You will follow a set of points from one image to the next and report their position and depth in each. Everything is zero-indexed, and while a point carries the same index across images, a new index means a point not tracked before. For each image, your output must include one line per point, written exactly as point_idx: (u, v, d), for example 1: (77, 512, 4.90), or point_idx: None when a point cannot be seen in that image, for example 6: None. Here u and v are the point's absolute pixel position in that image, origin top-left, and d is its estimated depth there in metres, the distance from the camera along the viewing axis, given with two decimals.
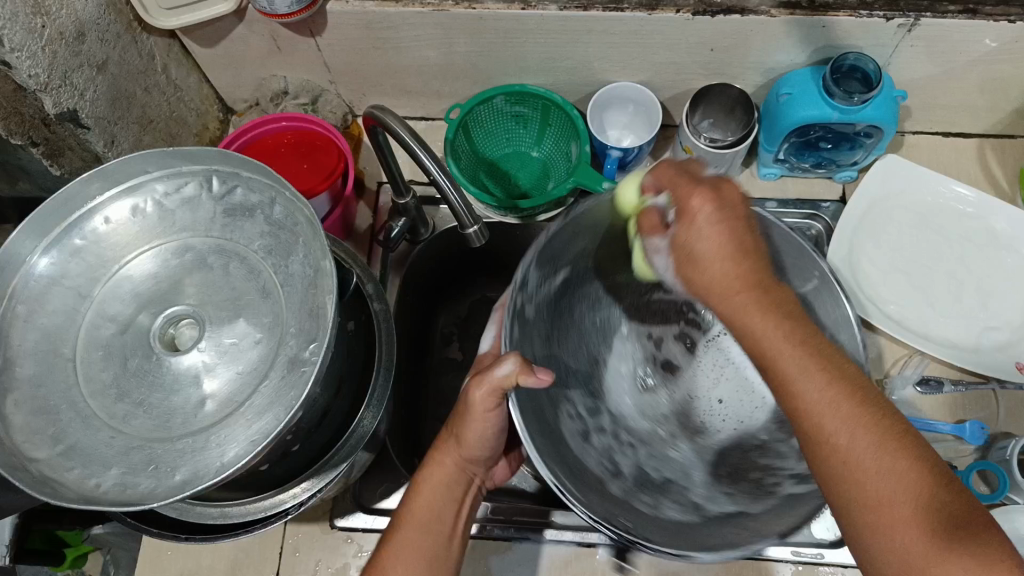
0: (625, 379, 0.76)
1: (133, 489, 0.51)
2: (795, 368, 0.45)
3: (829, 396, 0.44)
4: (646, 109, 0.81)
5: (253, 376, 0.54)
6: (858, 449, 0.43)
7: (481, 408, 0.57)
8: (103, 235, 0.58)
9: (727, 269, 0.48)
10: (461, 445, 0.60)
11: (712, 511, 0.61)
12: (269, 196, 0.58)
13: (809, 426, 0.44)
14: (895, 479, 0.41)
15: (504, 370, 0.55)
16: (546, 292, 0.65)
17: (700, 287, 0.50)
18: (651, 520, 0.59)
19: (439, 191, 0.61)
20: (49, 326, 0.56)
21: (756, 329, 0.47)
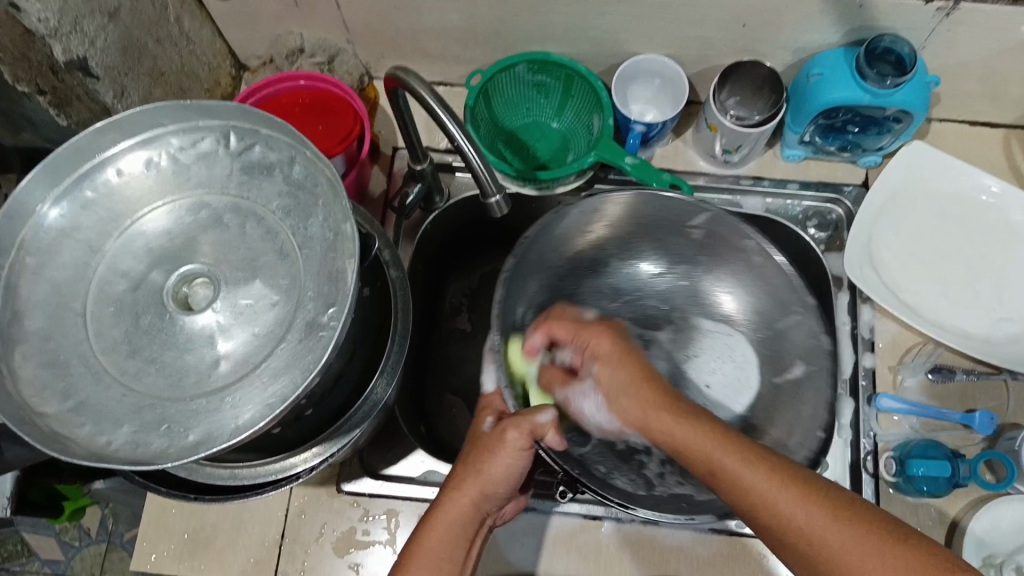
0: None
1: (145, 449, 0.50)
2: (727, 456, 0.49)
3: (761, 475, 0.48)
4: (671, 84, 0.79)
5: (269, 339, 0.53)
6: (814, 526, 0.45)
7: (516, 447, 0.60)
8: (115, 188, 0.57)
9: (643, 394, 0.56)
10: (482, 477, 0.60)
11: (660, 489, 0.69)
12: (289, 155, 0.57)
13: (767, 515, 0.47)
14: (856, 542, 0.43)
15: (543, 416, 0.61)
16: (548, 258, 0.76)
17: (620, 412, 0.58)
18: (602, 481, 0.68)
19: (465, 163, 0.60)
20: (59, 279, 0.55)
21: (679, 439, 0.53)
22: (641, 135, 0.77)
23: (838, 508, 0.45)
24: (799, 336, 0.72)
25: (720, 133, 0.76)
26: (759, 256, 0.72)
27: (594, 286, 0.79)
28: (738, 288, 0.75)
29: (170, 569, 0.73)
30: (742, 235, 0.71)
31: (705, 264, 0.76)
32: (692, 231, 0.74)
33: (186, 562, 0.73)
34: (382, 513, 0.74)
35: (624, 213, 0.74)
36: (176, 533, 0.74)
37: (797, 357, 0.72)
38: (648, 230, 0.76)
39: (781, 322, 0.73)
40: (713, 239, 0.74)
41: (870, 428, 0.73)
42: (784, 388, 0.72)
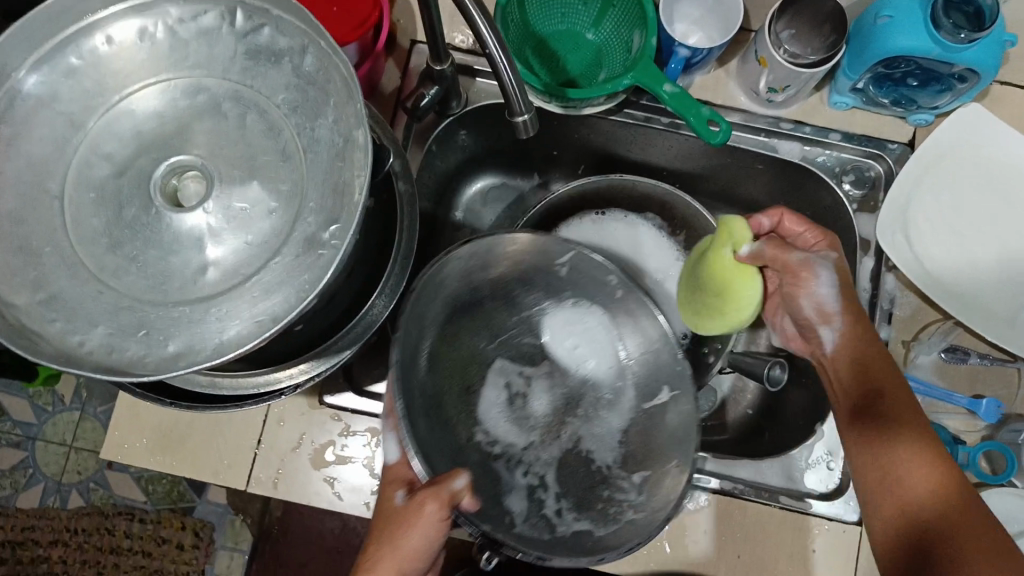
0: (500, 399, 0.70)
1: (120, 355, 0.46)
2: (883, 378, 0.61)
3: (905, 417, 0.59)
4: (723, 6, 0.71)
5: (263, 249, 0.49)
6: (904, 457, 0.57)
7: (433, 520, 0.54)
8: (103, 57, 0.50)
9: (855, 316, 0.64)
10: (397, 554, 0.54)
11: (561, 529, 0.63)
12: (301, 43, 0.50)
13: (879, 436, 0.59)
14: (924, 483, 0.56)
15: (458, 484, 0.56)
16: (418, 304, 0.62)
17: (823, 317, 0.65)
18: (501, 522, 0.61)
19: (497, 79, 0.54)
20: (34, 156, 0.50)
21: (849, 348, 0.64)
22: (684, 59, 0.70)
23: (936, 463, 0.56)
24: (664, 357, 0.64)
25: (768, 68, 0.69)
26: (619, 286, 0.64)
27: (478, 329, 0.70)
28: (598, 313, 0.69)
29: (143, 461, 0.71)
30: (600, 270, 0.64)
31: (575, 292, 0.68)
32: (562, 264, 0.65)
33: (159, 457, 0.71)
34: (364, 430, 0.71)
35: (493, 254, 0.64)
36: (149, 426, 0.71)
37: (661, 382, 0.65)
38: (519, 270, 0.67)
39: (641, 347, 0.67)
40: (574, 277, 0.66)
41: None
42: (655, 414, 0.66)
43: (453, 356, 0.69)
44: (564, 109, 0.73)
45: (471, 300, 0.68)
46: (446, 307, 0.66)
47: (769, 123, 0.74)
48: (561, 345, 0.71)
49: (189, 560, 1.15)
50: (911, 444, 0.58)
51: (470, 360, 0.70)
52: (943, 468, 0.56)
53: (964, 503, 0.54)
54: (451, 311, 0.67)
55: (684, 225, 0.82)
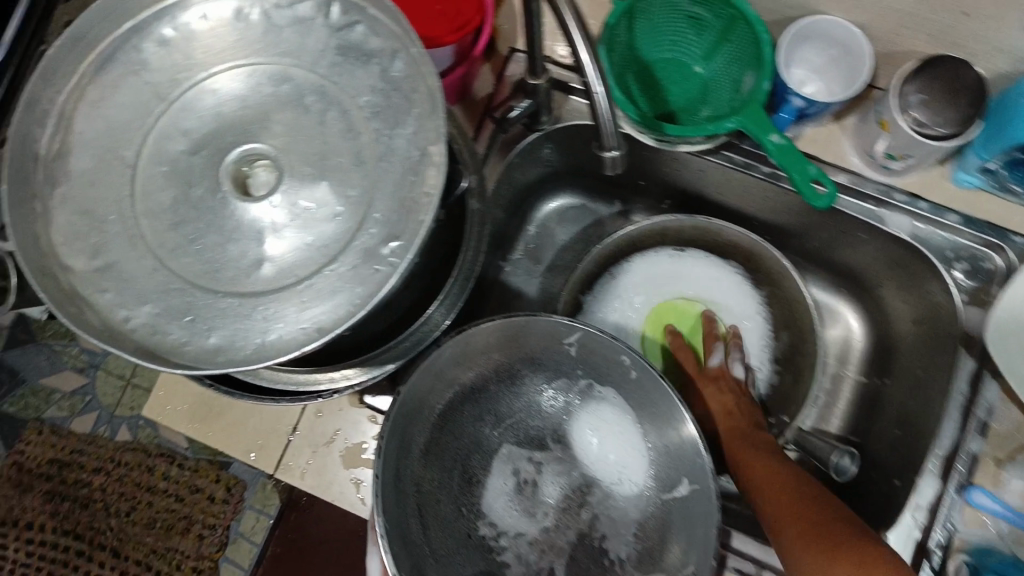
0: (505, 485, 0.67)
1: (162, 337, 0.46)
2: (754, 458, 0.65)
3: (777, 491, 0.59)
4: (850, 60, 0.66)
5: (321, 253, 0.47)
6: (802, 524, 0.56)
7: None
8: (196, 32, 0.50)
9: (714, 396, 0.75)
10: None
11: None
12: (393, 46, 0.48)
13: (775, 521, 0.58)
14: (817, 548, 0.53)
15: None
16: (419, 390, 0.58)
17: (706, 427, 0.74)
18: None
19: (591, 103, 0.50)
20: (114, 119, 0.49)
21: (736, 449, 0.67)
22: (797, 110, 0.66)
23: (816, 526, 0.55)
24: (685, 450, 0.59)
25: (889, 133, 0.64)
26: (637, 370, 0.61)
27: (481, 416, 0.67)
28: (616, 397, 0.65)
29: (179, 427, 0.73)
30: (615, 352, 0.60)
31: (590, 374, 0.65)
32: (572, 345, 0.63)
33: (197, 424, 0.73)
34: None
35: (502, 338, 0.62)
36: (192, 393, 0.74)
37: (681, 472, 0.60)
38: (528, 352, 0.64)
39: (660, 437, 0.62)
40: (588, 358, 0.63)
41: (949, 520, 0.60)
42: (672, 507, 0.61)
43: (455, 446, 0.65)
44: (657, 142, 0.69)
45: (475, 386, 0.65)
46: (448, 393, 0.63)
47: (880, 190, 0.69)
48: (571, 428, 0.68)
49: (217, 513, 1.10)
50: (786, 504, 0.58)
51: (476, 446, 0.67)
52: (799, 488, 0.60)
53: (854, 544, 0.52)
54: (452, 397, 0.64)
55: (769, 282, 0.79)
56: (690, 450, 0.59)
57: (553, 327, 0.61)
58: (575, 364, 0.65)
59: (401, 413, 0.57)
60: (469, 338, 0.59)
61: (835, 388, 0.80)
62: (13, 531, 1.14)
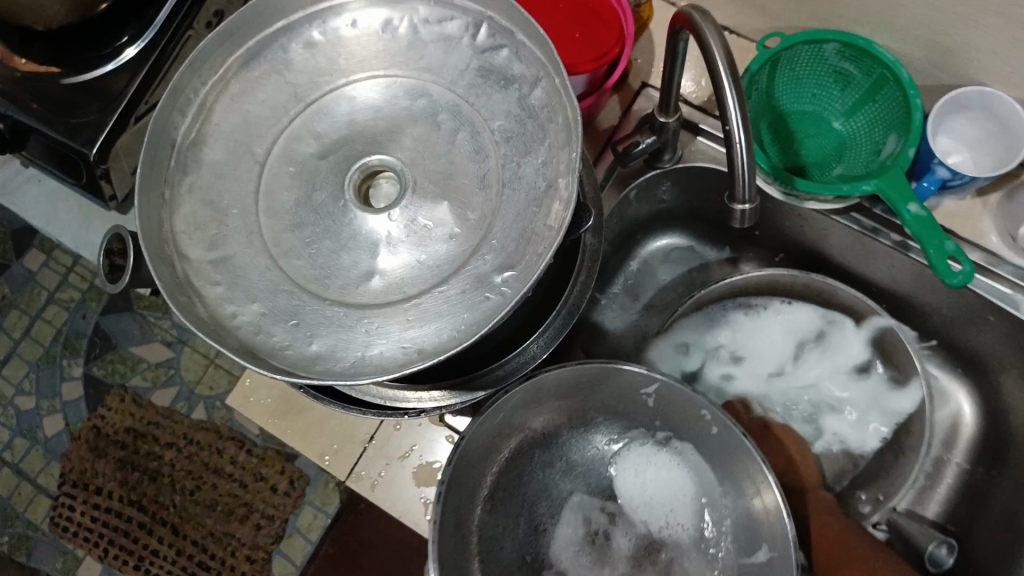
0: (571, 537, 0.65)
1: (265, 338, 0.45)
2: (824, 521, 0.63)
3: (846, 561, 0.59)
4: (1002, 135, 0.62)
5: (432, 274, 0.46)
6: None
7: None
8: (345, 39, 0.50)
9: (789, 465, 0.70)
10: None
11: None
12: (535, 74, 0.47)
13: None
14: None
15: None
16: (482, 433, 0.57)
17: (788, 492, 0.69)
18: None
19: (727, 149, 0.49)
20: (252, 116, 0.50)
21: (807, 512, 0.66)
22: (941, 181, 0.61)
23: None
24: (766, 517, 0.56)
25: None
26: (717, 427, 0.57)
27: (550, 463, 0.66)
28: (688, 454, 0.63)
29: (259, 419, 0.73)
30: (695, 408, 0.57)
31: (666, 428, 0.63)
32: (648, 395, 0.60)
33: (276, 420, 0.73)
34: None
35: (572, 386, 0.60)
36: (275, 387, 0.73)
37: (761, 538, 0.58)
38: (602, 400, 0.63)
39: (740, 500, 0.60)
40: (665, 411, 0.61)
41: None
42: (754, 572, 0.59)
43: (522, 493, 0.65)
44: (784, 196, 0.66)
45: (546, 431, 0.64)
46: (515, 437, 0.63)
47: (1018, 273, 0.63)
48: (638, 482, 0.66)
49: (276, 504, 1.12)
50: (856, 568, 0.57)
51: (543, 492, 0.66)
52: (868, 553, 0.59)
53: None
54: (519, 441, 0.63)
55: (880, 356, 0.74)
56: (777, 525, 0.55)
57: (628, 379, 0.58)
58: (652, 415, 0.63)
59: (463, 455, 0.56)
60: (539, 384, 0.57)
61: (936, 473, 0.74)
62: (82, 494, 1.18)
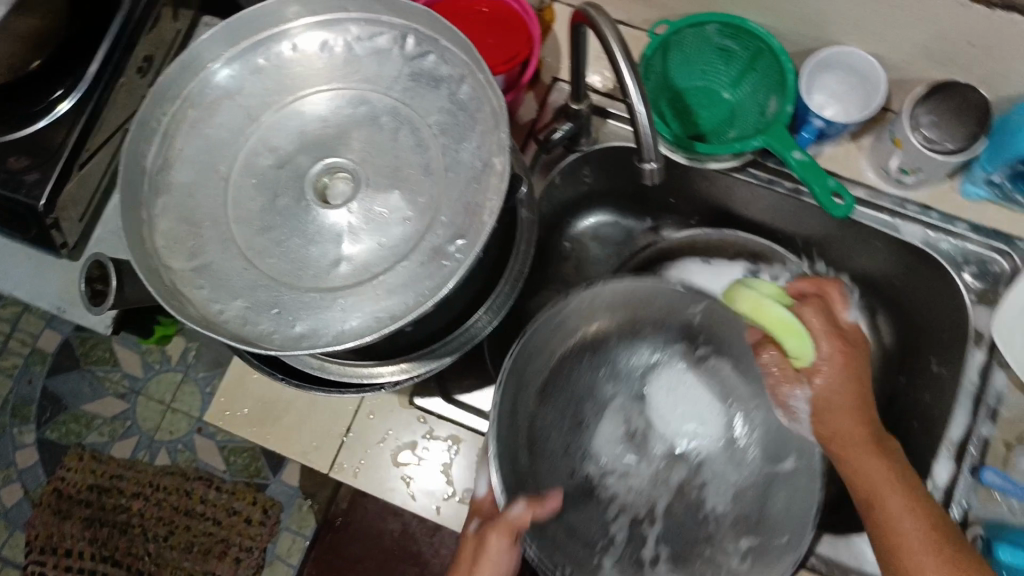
0: (612, 434, 0.74)
1: (253, 327, 0.51)
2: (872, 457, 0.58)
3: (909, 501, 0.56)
4: (867, 86, 0.71)
5: (393, 253, 0.53)
6: (900, 516, 0.55)
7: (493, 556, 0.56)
8: (287, 61, 0.56)
9: (847, 400, 0.60)
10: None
11: None
12: (461, 73, 0.54)
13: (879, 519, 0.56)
14: (912, 518, 0.55)
15: (516, 512, 0.58)
16: (548, 326, 0.67)
17: (825, 409, 0.61)
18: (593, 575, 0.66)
19: (633, 123, 0.57)
20: (212, 138, 0.55)
21: (864, 466, 0.58)
22: (817, 130, 0.72)
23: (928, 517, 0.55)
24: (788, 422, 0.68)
25: (902, 150, 0.70)
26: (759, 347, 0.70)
27: (593, 373, 0.75)
28: (733, 373, 0.74)
29: (240, 430, 0.78)
30: (734, 325, 0.69)
31: (716, 352, 0.74)
32: (699, 314, 0.71)
33: (255, 429, 0.77)
34: (447, 436, 0.76)
35: (627, 300, 0.70)
36: (251, 398, 0.78)
37: (791, 448, 0.69)
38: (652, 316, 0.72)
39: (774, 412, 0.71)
40: (712, 332, 0.72)
41: (964, 497, 0.70)
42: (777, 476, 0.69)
43: (570, 390, 0.74)
44: (688, 161, 0.75)
45: (596, 341, 0.74)
46: (570, 341, 0.72)
47: (895, 203, 0.75)
48: (677, 394, 0.76)
49: (253, 535, 1.21)
50: (917, 505, 0.55)
51: (587, 394, 0.75)
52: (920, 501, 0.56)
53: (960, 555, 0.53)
54: (572, 346, 0.72)
55: None
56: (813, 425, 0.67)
57: (677, 296, 0.69)
58: (698, 331, 0.73)
59: (527, 346, 0.66)
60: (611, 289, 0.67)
61: None
62: (52, 559, 1.24)
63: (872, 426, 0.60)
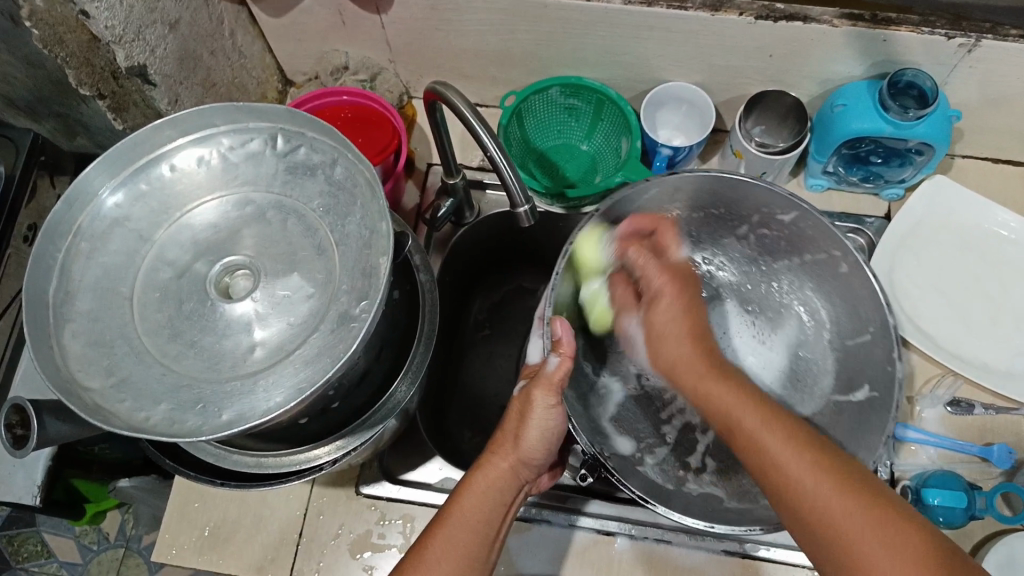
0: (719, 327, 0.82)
1: (180, 425, 0.53)
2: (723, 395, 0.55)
3: (763, 418, 0.52)
4: (699, 111, 0.81)
5: (304, 328, 0.56)
6: (761, 431, 0.52)
7: (543, 406, 0.61)
8: (169, 182, 0.61)
9: (681, 347, 0.61)
10: (521, 446, 0.61)
11: (690, 488, 0.70)
12: (332, 156, 0.60)
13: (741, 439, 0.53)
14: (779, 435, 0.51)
15: (555, 366, 0.61)
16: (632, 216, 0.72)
17: (660, 358, 0.63)
18: (635, 471, 0.69)
19: (496, 171, 0.62)
20: (110, 265, 0.58)
21: (703, 388, 0.57)
22: (667, 158, 0.80)
23: (784, 420, 0.52)
24: (879, 356, 0.67)
25: (744, 160, 0.79)
26: (847, 266, 0.68)
27: None
28: (821, 298, 0.75)
29: (189, 562, 0.77)
30: (836, 241, 0.67)
31: (800, 267, 0.75)
32: (781, 221, 0.71)
33: (206, 555, 0.77)
34: (398, 518, 0.77)
35: (715, 196, 0.71)
36: (196, 529, 0.78)
37: (865, 379, 0.69)
38: (735, 216, 0.74)
39: (845, 335, 0.73)
40: (798, 244, 0.73)
41: (889, 456, 0.75)
42: (847, 407, 0.71)
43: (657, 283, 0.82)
44: (567, 211, 0.82)
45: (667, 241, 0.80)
46: None
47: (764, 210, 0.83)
48: (769, 334, 0.81)
49: None
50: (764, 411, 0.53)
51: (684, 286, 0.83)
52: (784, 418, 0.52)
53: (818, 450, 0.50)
54: None
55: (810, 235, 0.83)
56: (875, 351, 0.68)
57: (769, 201, 0.69)
58: (787, 251, 0.75)
59: (604, 236, 0.71)
60: (669, 186, 0.69)
61: None
62: None
63: (711, 351, 0.60)
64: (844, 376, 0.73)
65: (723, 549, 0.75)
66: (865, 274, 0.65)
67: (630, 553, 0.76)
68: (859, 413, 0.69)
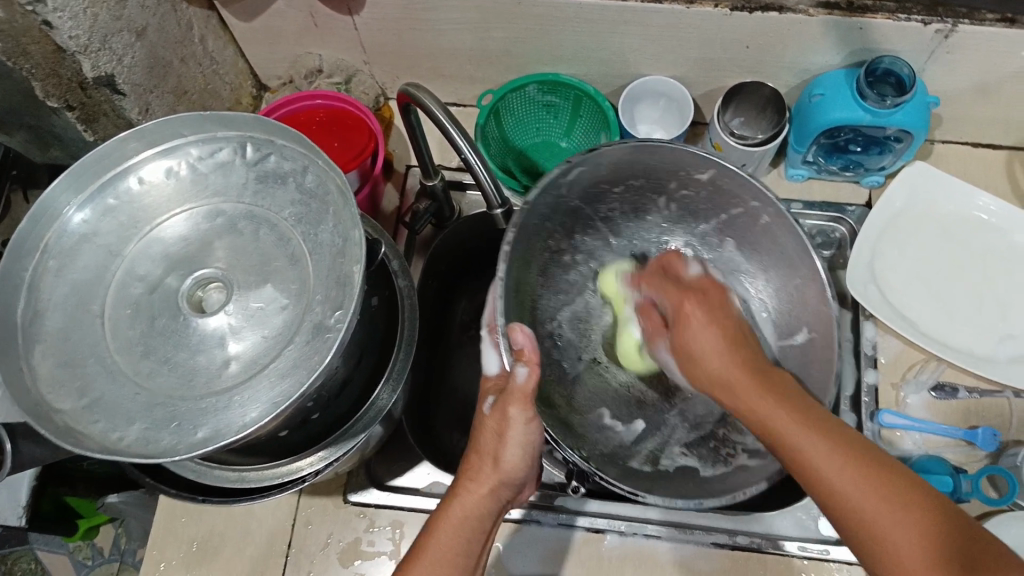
0: None
1: (155, 445, 0.52)
2: (805, 449, 0.48)
3: (860, 481, 0.46)
4: (677, 104, 0.81)
5: (278, 341, 0.55)
6: (863, 503, 0.46)
7: (518, 421, 0.60)
8: (136, 196, 0.59)
9: (722, 362, 0.54)
10: (500, 467, 0.60)
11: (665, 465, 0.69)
12: (302, 164, 0.59)
13: (840, 509, 0.47)
14: (888, 511, 0.45)
15: (524, 377, 0.59)
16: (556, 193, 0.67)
17: (700, 372, 0.56)
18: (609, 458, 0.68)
19: (470, 171, 0.61)
20: (79, 282, 0.57)
21: (773, 424, 0.50)
22: None
23: (888, 487, 0.46)
24: (812, 299, 0.67)
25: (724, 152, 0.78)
26: (769, 216, 0.67)
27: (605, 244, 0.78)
28: (751, 254, 0.72)
29: None
30: (758, 195, 0.67)
31: (726, 225, 0.73)
32: (702, 178, 0.69)
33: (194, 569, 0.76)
34: (388, 524, 0.77)
35: (635, 164, 0.68)
36: (184, 543, 0.77)
37: (802, 322, 0.69)
38: (658, 182, 0.71)
39: (785, 283, 0.70)
40: (720, 200, 0.71)
41: (873, 445, 0.74)
42: (789, 353, 0.69)
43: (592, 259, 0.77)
44: None
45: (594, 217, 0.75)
46: (572, 217, 0.73)
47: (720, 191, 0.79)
48: None
49: None
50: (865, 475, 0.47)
51: None
52: (886, 479, 0.46)
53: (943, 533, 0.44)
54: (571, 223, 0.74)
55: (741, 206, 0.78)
56: (809, 292, 0.68)
57: (687, 161, 0.67)
58: (717, 215, 0.72)
59: (530, 224, 0.66)
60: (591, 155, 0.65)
61: None
62: None
63: (764, 376, 0.53)
64: (783, 323, 0.70)
65: (712, 542, 0.75)
66: (787, 223, 0.66)
67: (621, 550, 0.76)
68: (807, 361, 0.67)
